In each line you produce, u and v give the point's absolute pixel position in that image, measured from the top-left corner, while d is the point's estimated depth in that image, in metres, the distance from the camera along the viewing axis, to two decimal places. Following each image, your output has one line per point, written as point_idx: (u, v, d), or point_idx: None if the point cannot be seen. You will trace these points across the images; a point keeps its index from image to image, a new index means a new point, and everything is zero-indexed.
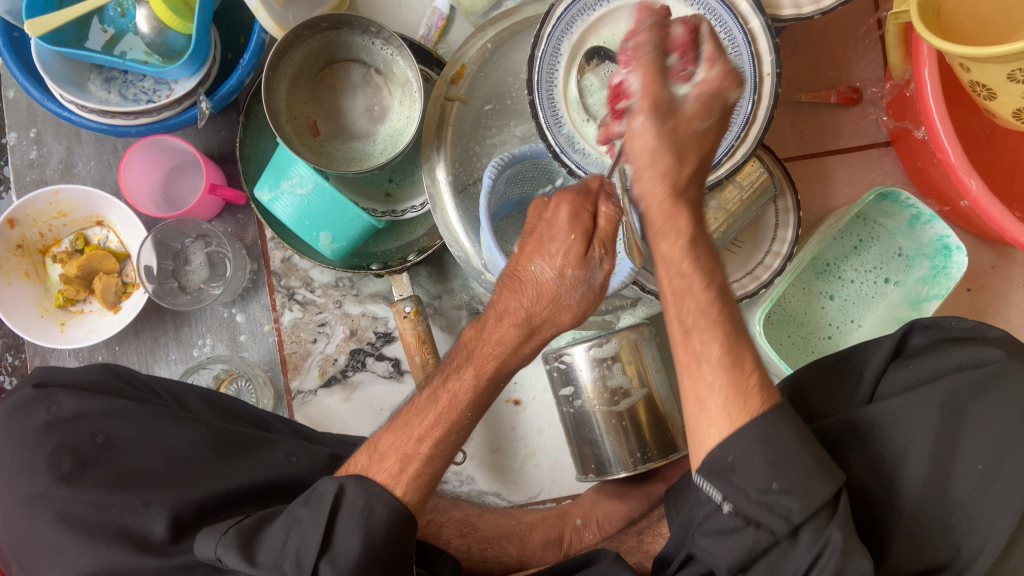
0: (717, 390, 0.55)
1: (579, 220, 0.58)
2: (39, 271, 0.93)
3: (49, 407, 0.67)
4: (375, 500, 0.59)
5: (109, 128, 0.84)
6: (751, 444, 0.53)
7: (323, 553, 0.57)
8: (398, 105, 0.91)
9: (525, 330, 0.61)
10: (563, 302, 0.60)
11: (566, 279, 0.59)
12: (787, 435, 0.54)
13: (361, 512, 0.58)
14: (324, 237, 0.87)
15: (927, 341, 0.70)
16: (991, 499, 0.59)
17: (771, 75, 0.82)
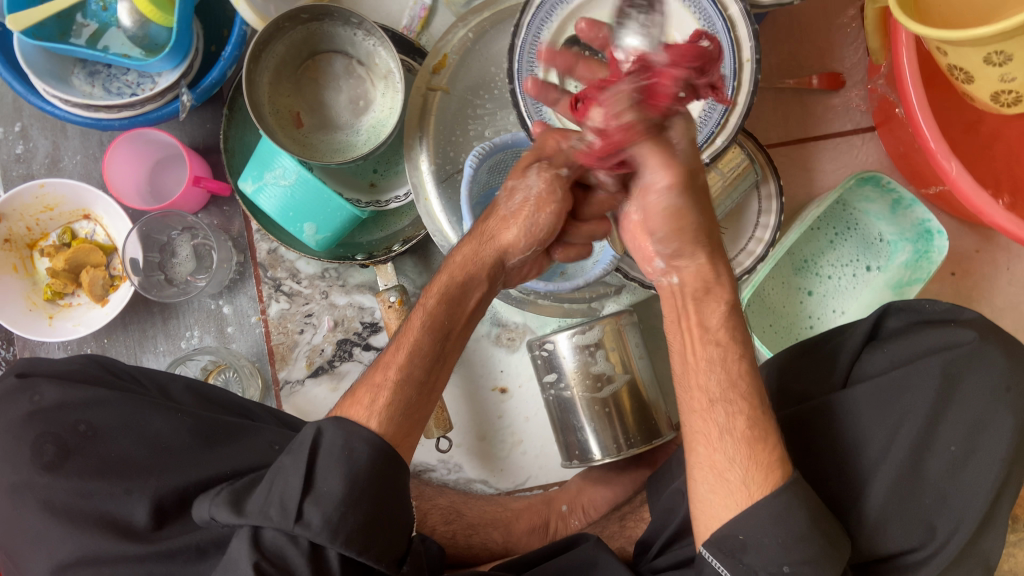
0: (737, 465, 0.60)
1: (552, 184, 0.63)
2: (27, 265, 0.94)
3: (32, 397, 0.67)
4: (353, 437, 0.59)
5: (92, 122, 0.85)
6: (760, 526, 0.58)
7: (305, 495, 0.57)
8: (380, 96, 0.91)
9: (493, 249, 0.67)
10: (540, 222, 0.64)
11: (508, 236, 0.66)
12: (798, 519, 0.58)
13: (341, 451, 0.58)
14: (308, 228, 0.88)
15: (904, 323, 0.70)
16: (963, 479, 0.60)
17: (750, 61, 0.82)
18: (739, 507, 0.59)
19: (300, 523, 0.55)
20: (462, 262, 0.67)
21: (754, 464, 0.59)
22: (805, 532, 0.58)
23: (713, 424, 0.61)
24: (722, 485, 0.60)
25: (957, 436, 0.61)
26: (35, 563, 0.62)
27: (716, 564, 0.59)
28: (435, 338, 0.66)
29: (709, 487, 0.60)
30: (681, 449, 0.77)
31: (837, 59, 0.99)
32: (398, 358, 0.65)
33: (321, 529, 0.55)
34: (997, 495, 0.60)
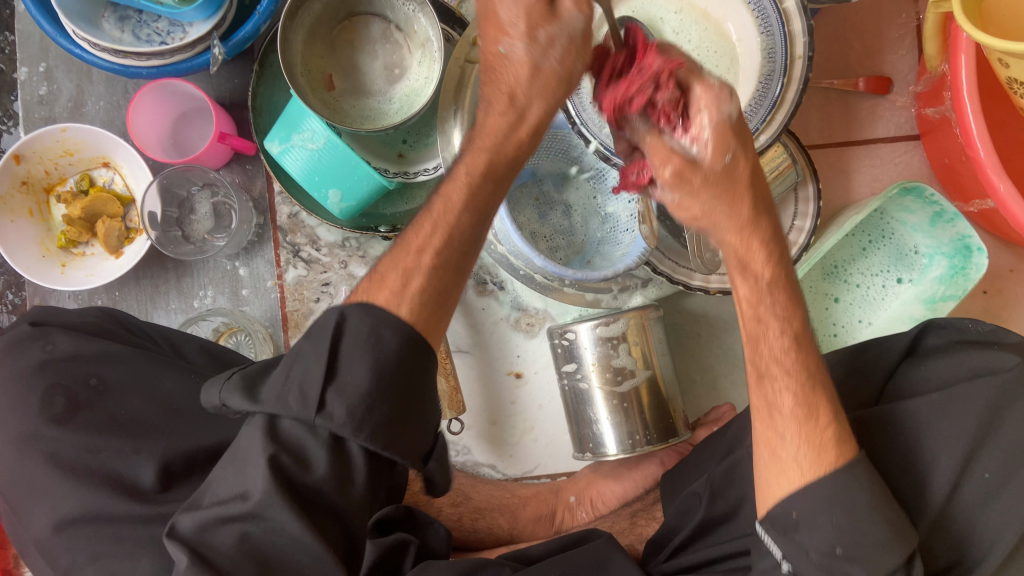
0: (790, 442, 0.58)
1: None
2: (42, 210, 0.91)
3: (44, 346, 0.65)
4: (381, 324, 0.53)
5: (120, 68, 0.82)
6: (814, 508, 0.56)
7: (327, 383, 0.51)
8: (416, 64, 0.89)
9: (515, 114, 0.61)
10: (543, 68, 0.60)
11: (536, 43, 0.59)
12: (857, 496, 0.56)
13: (367, 338, 0.52)
14: (332, 194, 0.86)
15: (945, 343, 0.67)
16: (995, 509, 0.58)
17: (802, 58, 0.78)
18: (795, 482, 0.57)
19: (321, 415, 0.51)
20: (499, 120, 0.62)
21: (806, 436, 0.58)
22: (869, 517, 0.55)
23: (773, 427, 0.59)
24: (776, 464, 0.59)
25: (994, 464, 0.59)
26: (34, 518, 0.60)
27: (771, 544, 0.58)
28: (472, 214, 0.60)
29: (767, 471, 0.59)
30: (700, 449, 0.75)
31: (886, 63, 0.96)
32: (422, 231, 0.59)
33: (344, 423, 0.51)
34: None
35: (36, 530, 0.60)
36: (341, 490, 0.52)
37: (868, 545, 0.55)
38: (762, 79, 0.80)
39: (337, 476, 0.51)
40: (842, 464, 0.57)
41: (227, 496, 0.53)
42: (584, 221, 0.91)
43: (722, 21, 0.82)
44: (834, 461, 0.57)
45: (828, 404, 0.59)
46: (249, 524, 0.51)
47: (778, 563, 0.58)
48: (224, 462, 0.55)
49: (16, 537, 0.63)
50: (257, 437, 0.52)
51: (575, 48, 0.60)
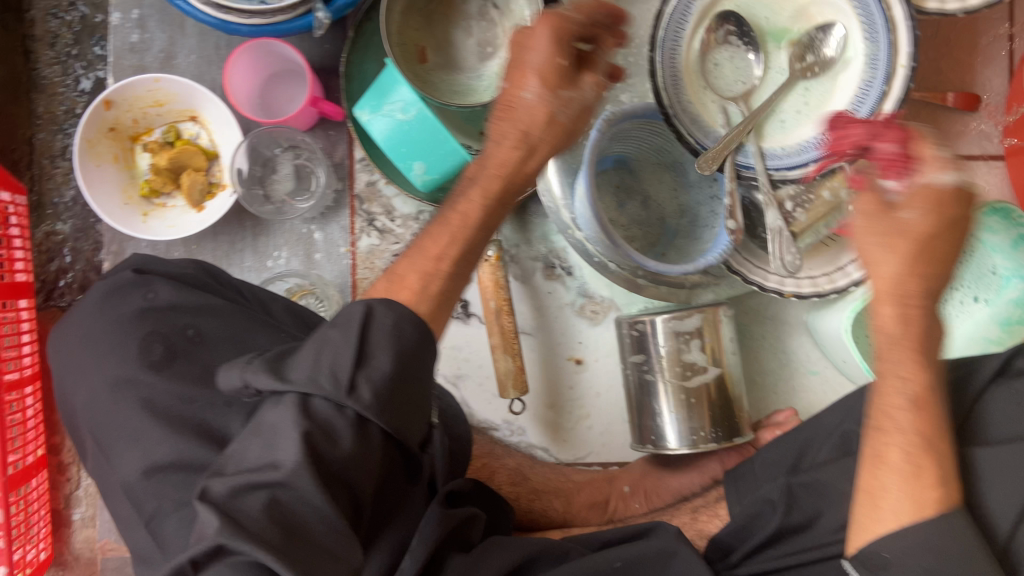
0: (893, 494, 0.58)
1: (560, 40, 0.61)
2: (128, 157, 0.92)
3: (146, 294, 0.67)
4: (398, 320, 0.53)
5: (221, 24, 0.82)
6: (912, 561, 0.56)
7: (357, 368, 0.50)
8: (511, 44, 0.89)
9: (525, 151, 0.64)
10: (557, 118, 0.64)
11: (558, 98, 0.63)
12: (953, 546, 0.56)
13: (390, 331, 0.53)
14: (417, 166, 0.86)
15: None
16: None
17: (904, 67, 0.76)
18: (890, 529, 0.58)
19: (352, 397, 0.49)
20: (512, 154, 0.64)
21: (911, 496, 0.58)
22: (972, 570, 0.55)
23: (881, 476, 0.59)
24: (877, 514, 0.59)
25: None
26: (123, 460, 0.61)
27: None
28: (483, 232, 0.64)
29: (867, 517, 0.59)
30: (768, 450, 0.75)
31: (979, 79, 0.94)
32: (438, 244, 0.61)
33: (372, 405, 0.50)
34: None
35: (124, 474, 0.60)
36: (359, 467, 0.50)
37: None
38: (862, 87, 0.79)
39: (355, 452, 0.49)
40: (945, 513, 0.57)
41: (254, 467, 0.49)
42: (662, 214, 0.90)
43: (827, 24, 0.81)
44: (936, 505, 0.57)
45: (936, 467, 0.58)
46: (278, 490, 0.47)
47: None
48: (246, 437, 0.51)
49: (102, 480, 0.64)
50: (287, 411, 0.49)
51: (581, 116, 0.65)
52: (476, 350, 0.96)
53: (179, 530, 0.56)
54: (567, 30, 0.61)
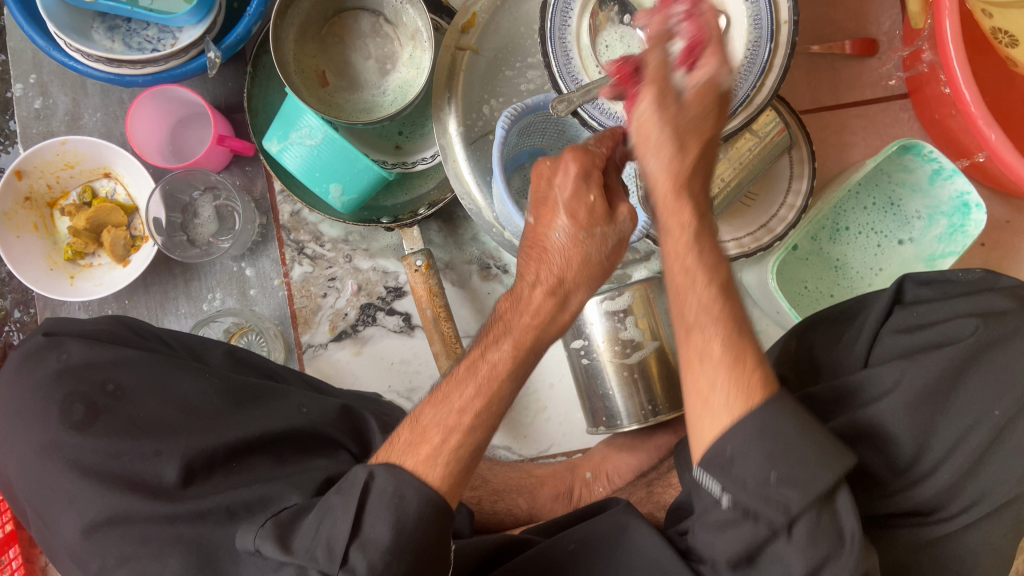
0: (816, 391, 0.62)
1: (589, 179, 0.58)
2: (47, 223, 0.92)
3: (60, 355, 0.68)
4: (406, 486, 0.55)
5: (115, 78, 0.83)
6: (748, 437, 0.52)
7: (352, 540, 0.54)
8: (407, 56, 0.90)
9: (559, 299, 0.59)
10: (592, 261, 0.58)
11: (595, 236, 0.57)
12: (787, 426, 0.52)
13: (391, 498, 0.55)
14: (333, 189, 0.86)
15: (933, 293, 0.68)
16: (998, 469, 0.59)
17: (788, 22, 0.77)
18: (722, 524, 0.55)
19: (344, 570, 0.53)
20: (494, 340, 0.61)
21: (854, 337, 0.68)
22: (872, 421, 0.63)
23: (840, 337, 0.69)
24: (707, 412, 0.54)
25: (1005, 401, 0.59)
26: (65, 524, 0.62)
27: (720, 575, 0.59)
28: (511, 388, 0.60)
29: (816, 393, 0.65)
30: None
31: (873, 24, 0.96)
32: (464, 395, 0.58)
33: None
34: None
35: (67, 537, 0.62)
36: None
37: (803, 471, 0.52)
38: (750, 47, 0.77)
39: None
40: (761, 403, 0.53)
41: None
42: None
43: None
44: (750, 402, 0.53)
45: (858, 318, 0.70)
46: None
47: (717, 501, 0.55)
48: None
49: (45, 544, 0.65)
50: None
51: (618, 252, 0.59)
52: (424, 361, 0.95)
53: None
54: (594, 166, 0.58)
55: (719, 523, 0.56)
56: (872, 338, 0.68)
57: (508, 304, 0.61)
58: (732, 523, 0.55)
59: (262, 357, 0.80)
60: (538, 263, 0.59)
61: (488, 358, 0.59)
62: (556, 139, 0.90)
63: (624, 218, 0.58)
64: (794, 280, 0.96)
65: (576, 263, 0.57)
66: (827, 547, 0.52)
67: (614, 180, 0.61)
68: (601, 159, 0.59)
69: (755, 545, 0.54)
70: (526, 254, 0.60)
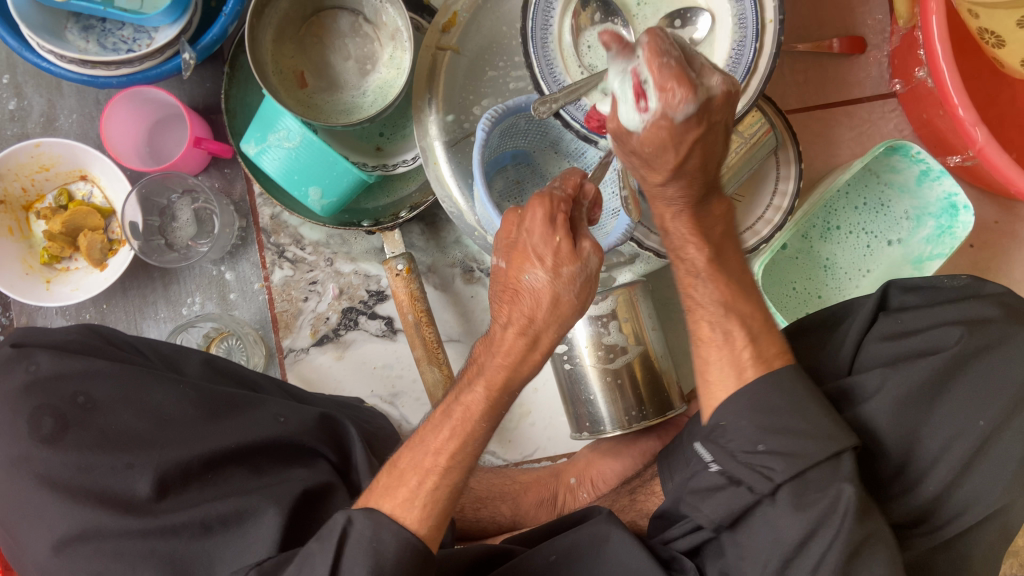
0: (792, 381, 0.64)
1: (555, 223, 0.57)
2: (23, 227, 0.91)
3: (28, 367, 0.66)
4: (383, 529, 0.55)
5: (89, 79, 0.82)
6: (741, 411, 0.60)
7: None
8: (388, 57, 0.89)
9: (530, 337, 0.58)
10: (562, 300, 0.57)
11: (562, 277, 0.57)
12: (779, 401, 0.59)
13: (369, 543, 0.55)
14: (313, 192, 0.84)
15: (917, 301, 0.67)
16: (983, 480, 0.58)
17: (773, 22, 0.76)
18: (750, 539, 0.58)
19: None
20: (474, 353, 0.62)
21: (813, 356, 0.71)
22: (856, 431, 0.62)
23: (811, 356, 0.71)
24: (711, 382, 0.64)
25: (988, 413, 0.58)
26: (35, 538, 0.61)
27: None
28: (490, 427, 0.60)
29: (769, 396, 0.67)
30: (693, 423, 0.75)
31: (861, 22, 0.95)
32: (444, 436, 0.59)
33: None
34: (1014, 484, 0.58)
35: (38, 552, 0.61)
36: None
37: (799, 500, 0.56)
38: (734, 47, 0.76)
39: None
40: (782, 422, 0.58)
41: None
42: None
43: None
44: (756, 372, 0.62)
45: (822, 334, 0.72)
46: None
47: (707, 467, 0.61)
48: None
49: (16, 558, 0.64)
50: None
51: (590, 292, 0.59)
52: (406, 365, 0.94)
53: None
54: (558, 211, 0.57)
55: (706, 489, 0.61)
56: (855, 347, 0.66)
57: (484, 349, 0.61)
58: (719, 488, 0.60)
59: (238, 365, 0.79)
60: (510, 305, 0.58)
61: (463, 401, 0.60)
62: (538, 142, 0.89)
63: (588, 253, 0.57)
64: (780, 282, 0.95)
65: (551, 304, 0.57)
66: (815, 512, 0.55)
67: (582, 219, 0.60)
68: (567, 202, 0.58)
69: (742, 508, 0.59)
70: (497, 296, 0.60)
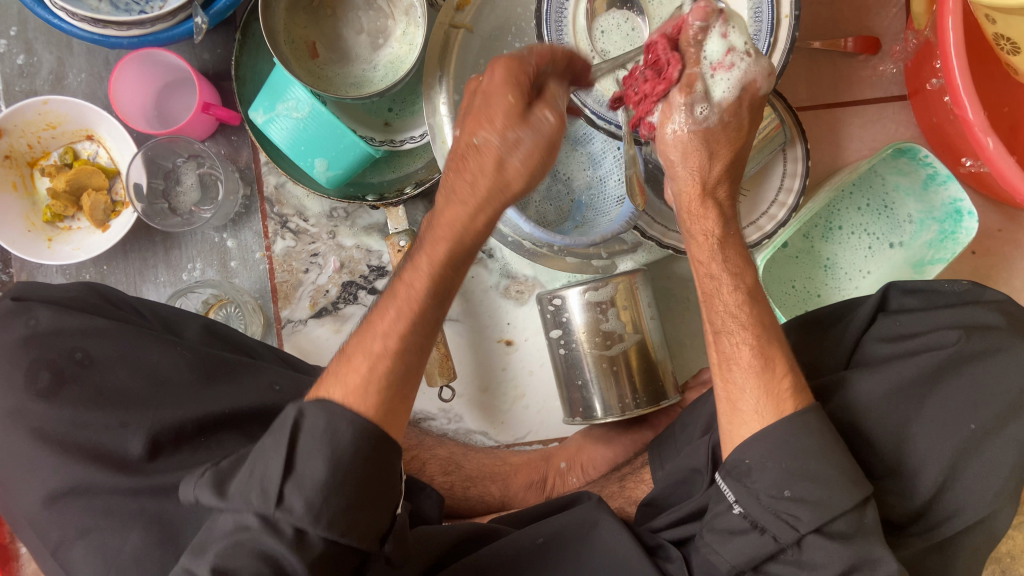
0: (750, 394, 0.60)
1: (514, 87, 0.56)
2: (27, 184, 0.91)
3: (27, 321, 0.66)
4: (338, 419, 0.54)
5: (100, 38, 0.81)
6: (766, 452, 0.58)
7: (286, 478, 0.52)
8: (400, 33, 0.88)
9: (476, 211, 0.59)
10: (506, 165, 0.57)
11: (507, 138, 0.56)
12: (807, 442, 0.57)
13: (323, 433, 0.53)
14: (319, 163, 0.84)
15: (917, 303, 0.67)
16: (973, 483, 0.59)
17: (789, 17, 0.75)
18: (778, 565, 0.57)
19: (282, 508, 0.51)
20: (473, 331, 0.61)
21: (767, 392, 0.60)
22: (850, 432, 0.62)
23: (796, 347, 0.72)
24: (739, 416, 0.60)
25: (982, 415, 0.59)
26: (26, 491, 0.61)
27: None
28: (435, 303, 0.61)
29: (730, 426, 0.61)
30: (684, 413, 0.76)
31: (876, 23, 0.94)
32: None
33: None
34: (1002, 490, 0.59)
35: (28, 505, 0.61)
36: None
37: (823, 488, 0.56)
38: (748, 41, 0.76)
39: None
40: (782, 413, 0.58)
41: None
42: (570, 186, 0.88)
43: None
44: (780, 410, 0.59)
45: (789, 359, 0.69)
46: None
47: (730, 507, 0.59)
48: None
49: (7, 512, 0.64)
50: None
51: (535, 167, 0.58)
52: None
53: (88, 556, 0.59)
54: (522, 73, 0.56)
55: (726, 530, 0.59)
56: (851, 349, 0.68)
57: (441, 198, 0.60)
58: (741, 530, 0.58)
59: (236, 330, 0.78)
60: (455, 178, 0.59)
61: (404, 280, 0.60)
62: None
63: (539, 120, 0.56)
64: (779, 279, 0.95)
65: (518, 185, 0.58)
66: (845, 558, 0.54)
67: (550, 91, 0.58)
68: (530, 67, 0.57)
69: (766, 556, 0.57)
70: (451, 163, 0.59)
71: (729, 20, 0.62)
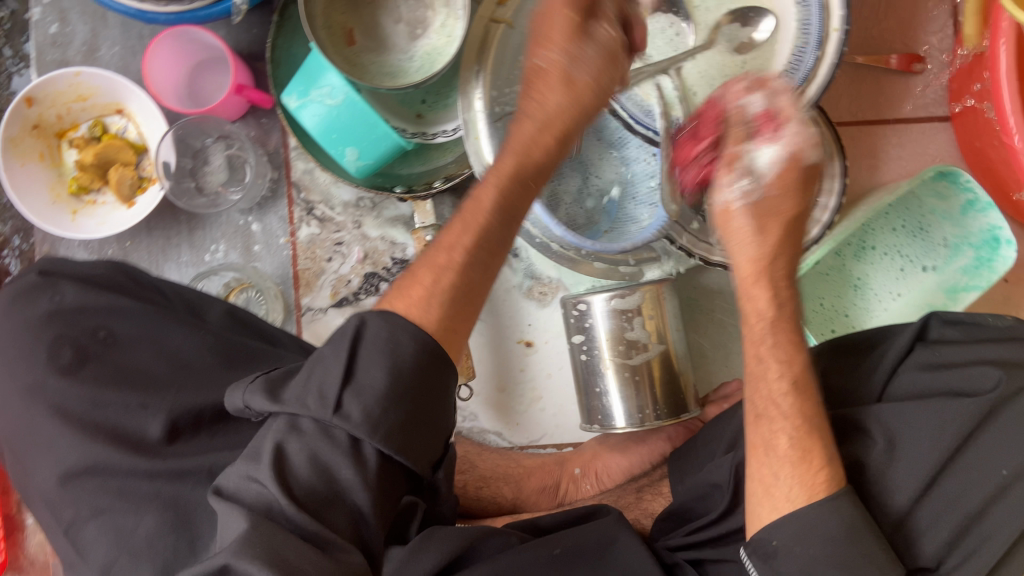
0: (784, 481, 0.59)
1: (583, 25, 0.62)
2: (54, 154, 0.90)
3: (52, 296, 0.66)
4: (400, 331, 0.51)
5: (137, 13, 0.80)
6: (795, 535, 0.57)
7: (345, 385, 0.49)
8: (439, 24, 0.87)
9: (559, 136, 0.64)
10: (574, 79, 0.63)
11: (569, 50, 0.62)
12: (833, 527, 0.56)
13: (384, 344, 0.50)
14: (349, 153, 0.83)
15: (958, 334, 0.65)
16: (1002, 523, 0.57)
17: (837, 31, 0.70)
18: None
19: (340, 415, 0.48)
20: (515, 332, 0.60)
21: (800, 480, 0.58)
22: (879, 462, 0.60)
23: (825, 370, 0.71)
24: (768, 500, 0.59)
25: (1014, 455, 0.57)
26: (42, 468, 0.61)
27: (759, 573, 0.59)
28: (501, 218, 0.61)
29: (760, 505, 0.60)
30: (706, 429, 0.75)
31: (923, 41, 0.92)
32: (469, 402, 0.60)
33: None
34: None
35: (44, 482, 0.60)
36: None
37: (845, 574, 0.55)
38: (795, 53, 0.74)
39: None
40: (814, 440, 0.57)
41: None
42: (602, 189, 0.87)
43: None
44: (813, 496, 0.57)
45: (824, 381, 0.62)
46: None
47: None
48: None
49: (21, 487, 0.64)
50: None
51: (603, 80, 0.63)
52: None
53: (99, 537, 0.57)
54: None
55: None
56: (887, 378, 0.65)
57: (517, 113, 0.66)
58: None
59: (258, 316, 0.78)
60: (536, 105, 0.64)
61: (475, 197, 0.62)
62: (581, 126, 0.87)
63: (599, 33, 0.62)
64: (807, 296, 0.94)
65: (562, 122, 0.64)
66: None
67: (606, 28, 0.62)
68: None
69: None
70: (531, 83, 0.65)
71: (770, 95, 0.66)
